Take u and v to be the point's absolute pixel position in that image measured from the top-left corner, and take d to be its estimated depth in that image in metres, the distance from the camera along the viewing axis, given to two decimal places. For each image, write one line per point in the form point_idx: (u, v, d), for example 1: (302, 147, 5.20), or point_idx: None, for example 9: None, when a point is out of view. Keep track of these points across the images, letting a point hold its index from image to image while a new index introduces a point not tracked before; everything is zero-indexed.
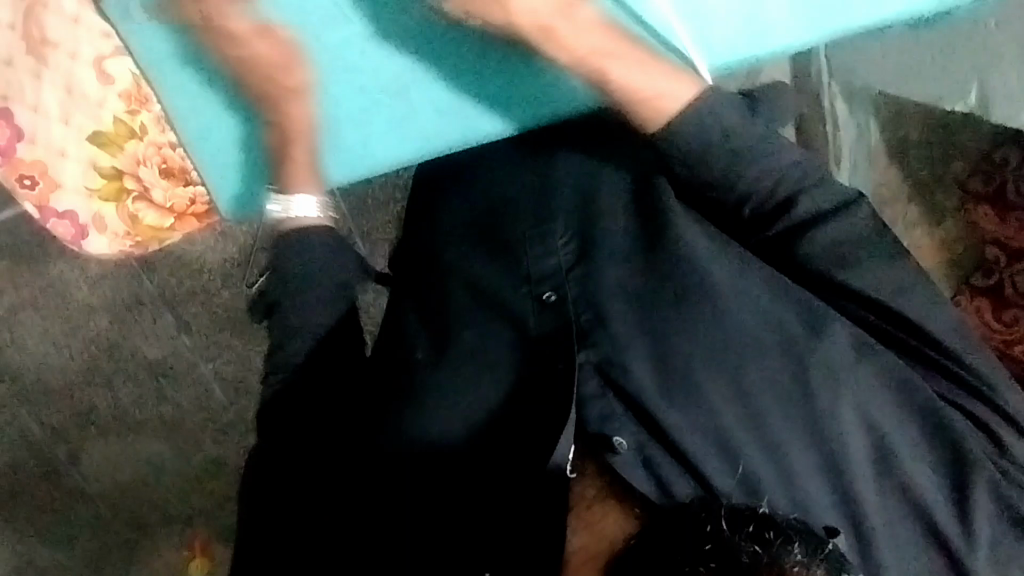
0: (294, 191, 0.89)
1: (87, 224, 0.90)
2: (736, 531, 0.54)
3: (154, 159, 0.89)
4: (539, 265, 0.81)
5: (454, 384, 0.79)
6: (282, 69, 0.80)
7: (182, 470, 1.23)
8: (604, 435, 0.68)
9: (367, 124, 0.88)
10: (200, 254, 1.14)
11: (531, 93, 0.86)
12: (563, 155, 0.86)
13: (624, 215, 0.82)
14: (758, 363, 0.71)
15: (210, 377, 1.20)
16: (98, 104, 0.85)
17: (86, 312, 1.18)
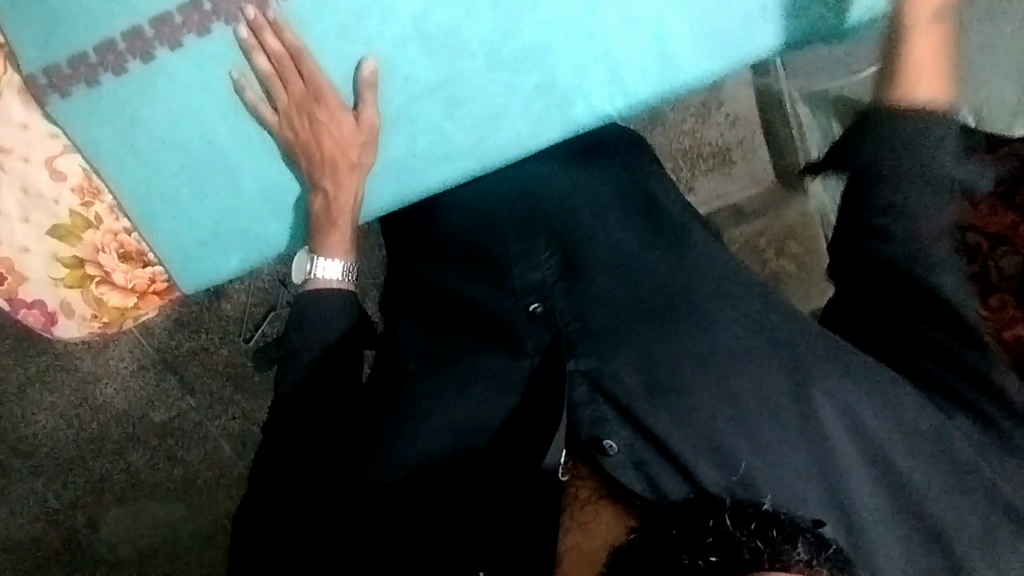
0: (322, 254, 0.75)
1: (55, 311, 0.74)
2: (737, 528, 0.54)
3: (112, 246, 0.74)
4: (524, 277, 0.73)
5: (448, 396, 0.73)
6: (332, 112, 0.67)
7: (196, 528, 1.18)
8: (597, 439, 0.65)
9: (427, 146, 0.71)
10: (198, 313, 1.13)
11: (615, 79, 0.69)
12: (534, 168, 0.78)
13: (613, 226, 0.74)
14: (747, 365, 0.67)
15: (217, 434, 1.17)
16: (47, 194, 0.70)
17: (90, 381, 1.14)
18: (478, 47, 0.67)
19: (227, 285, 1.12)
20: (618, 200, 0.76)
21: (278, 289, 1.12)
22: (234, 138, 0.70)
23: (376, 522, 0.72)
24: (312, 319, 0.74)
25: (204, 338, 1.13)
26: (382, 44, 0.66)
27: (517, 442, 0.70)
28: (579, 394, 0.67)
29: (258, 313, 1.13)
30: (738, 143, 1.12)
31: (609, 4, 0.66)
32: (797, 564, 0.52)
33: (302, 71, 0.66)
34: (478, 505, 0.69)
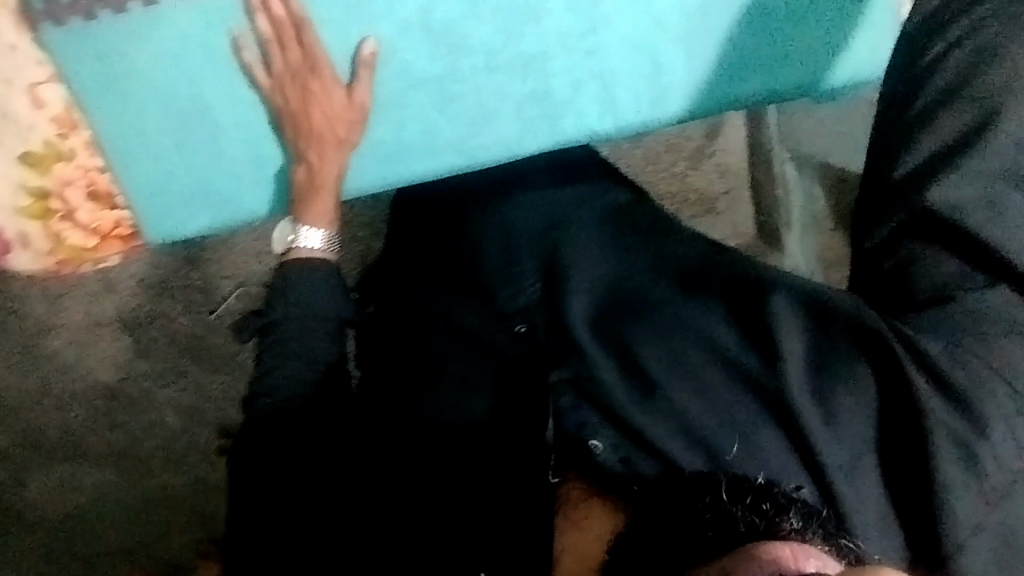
0: (304, 223, 0.77)
1: (9, 240, 0.73)
2: (734, 502, 0.57)
3: (81, 182, 0.73)
4: (511, 301, 0.73)
5: (433, 404, 0.71)
6: (324, 84, 0.67)
7: (126, 498, 1.13)
8: (581, 436, 0.65)
9: (417, 134, 0.72)
10: (163, 276, 1.11)
11: (607, 98, 0.71)
12: (520, 195, 0.82)
13: (595, 246, 0.75)
14: (726, 374, 0.63)
15: (165, 404, 1.13)
16: (23, 119, 0.69)
17: (44, 330, 1.13)
18: (478, 46, 0.68)
19: (203, 253, 1.11)
20: (599, 225, 0.78)
21: (251, 265, 1.11)
22: (224, 97, 0.70)
23: (370, 516, 0.68)
24: (301, 291, 0.76)
25: (169, 303, 1.12)
26: (384, 27, 0.67)
27: (493, 453, 0.67)
28: (563, 403, 0.66)
29: (226, 286, 1.12)
30: (725, 193, 1.14)
31: (609, 25, 0.68)
32: (792, 534, 0.53)
33: (301, 40, 0.66)
34: (453, 511, 0.65)
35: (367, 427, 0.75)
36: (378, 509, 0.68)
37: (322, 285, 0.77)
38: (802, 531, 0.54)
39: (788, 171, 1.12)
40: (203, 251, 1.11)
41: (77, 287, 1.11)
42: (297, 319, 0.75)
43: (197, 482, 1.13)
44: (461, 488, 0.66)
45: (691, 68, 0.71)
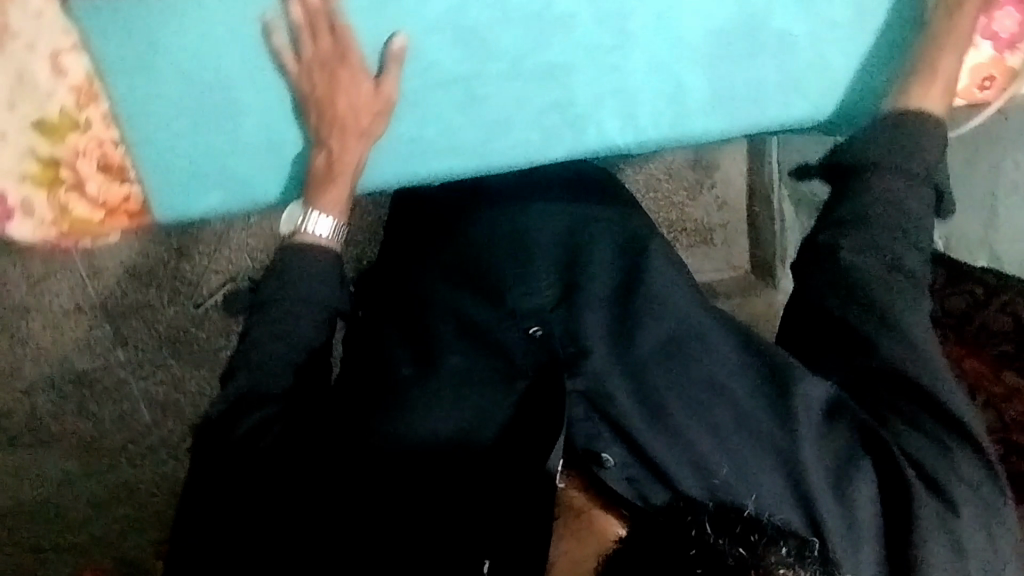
0: (313, 207, 0.73)
1: (12, 206, 0.72)
2: (721, 535, 0.55)
3: (94, 153, 0.72)
4: (523, 300, 0.74)
5: (442, 398, 0.69)
6: (352, 74, 0.67)
7: (88, 490, 1.14)
8: (593, 452, 0.64)
9: (437, 135, 0.72)
10: (150, 266, 1.09)
11: (631, 112, 0.71)
12: (537, 208, 0.84)
13: (607, 271, 0.77)
14: (730, 405, 0.65)
15: (138, 396, 1.12)
16: (41, 86, 0.69)
17: (22, 314, 1.08)
18: (502, 54, 0.69)
19: (191, 245, 1.08)
20: (612, 237, 0.81)
21: (242, 260, 1.10)
22: (246, 81, 0.69)
23: (343, 526, 0.65)
24: (297, 276, 0.71)
25: (154, 294, 1.10)
26: (418, 25, 0.68)
27: (495, 453, 0.66)
28: (575, 413, 0.66)
29: (215, 281, 1.11)
30: (721, 226, 1.17)
31: (637, 42, 0.69)
32: (779, 566, 0.52)
33: (334, 28, 0.66)
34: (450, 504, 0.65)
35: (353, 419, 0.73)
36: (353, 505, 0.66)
37: (321, 276, 0.72)
38: (789, 568, 0.52)
39: (785, 208, 1.15)
40: (194, 244, 1.09)
41: (68, 268, 1.07)
42: (292, 306, 0.70)
43: (162, 478, 1.15)
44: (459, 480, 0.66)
45: (717, 89, 0.71)
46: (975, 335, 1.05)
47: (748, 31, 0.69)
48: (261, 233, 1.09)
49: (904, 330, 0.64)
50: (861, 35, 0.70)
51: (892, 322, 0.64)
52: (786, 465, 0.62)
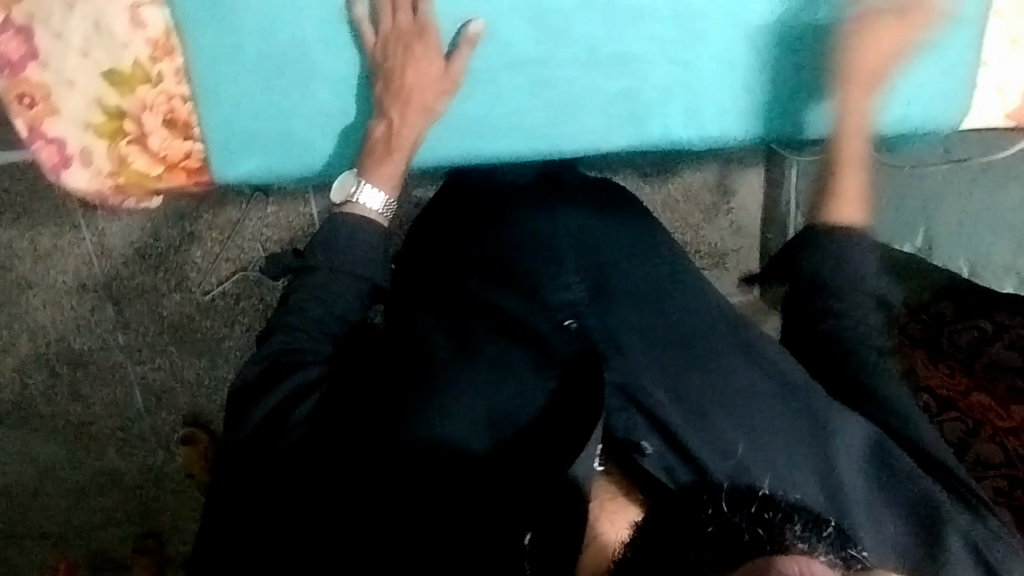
0: (367, 180, 0.74)
1: (73, 155, 0.73)
2: (736, 512, 0.51)
3: (161, 107, 0.72)
4: (557, 295, 0.70)
5: (475, 382, 0.64)
6: (426, 49, 0.68)
7: (70, 477, 1.23)
8: (633, 439, 0.60)
9: (501, 118, 0.74)
10: (162, 249, 1.15)
11: (695, 105, 0.73)
12: (562, 212, 0.81)
13: (642, 269, 0.76)
14: (768, 410, 0.65)
15: (134, 381, 1.19)
16: (117, 35, 0.69)
17: (24, 287, 1.16)
18: (574, 42, 0.71)
19: (203, 230, 1.15)
20: (641, 249, 0.79)
21: (252, 250, 1.15)
22: (319, 44, 0.70)
23: (352, 518, 0.61)
24: (343, 243, 0.73)
25: (160, 277, 1.15)
26: (495, 10, 0.69)
27: (525, 449, 0.61)
28: (611, 404, 0.62)
29: (226, 267, 1.15)
30: (735, 250, 1.16)
31: (706, 40, 0.71)
32: (797, 545, 0.48)
33: (416, 3, 0.67)
34: (468, 498, 0.59)
35: (378, 402, 0.66)
36: (367, 491, 0.61)
37: (365, 247, 0.74)
38: (807, 544, 0.49)
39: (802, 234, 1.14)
40: (207, 229, 1.15)
41: (77, 245, 1.15)
42: (333, 274, 0.72)
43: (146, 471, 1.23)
44: (485, 476, 0.60)
45: (781, 90, 0.73)
46: (982, 370, 1.12)
47: (811, 37, 0.70)
48: (277, 224, 1.15)
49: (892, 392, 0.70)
50: (926, 44, 0.70)
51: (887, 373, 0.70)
52: (825, 478, 0.63)
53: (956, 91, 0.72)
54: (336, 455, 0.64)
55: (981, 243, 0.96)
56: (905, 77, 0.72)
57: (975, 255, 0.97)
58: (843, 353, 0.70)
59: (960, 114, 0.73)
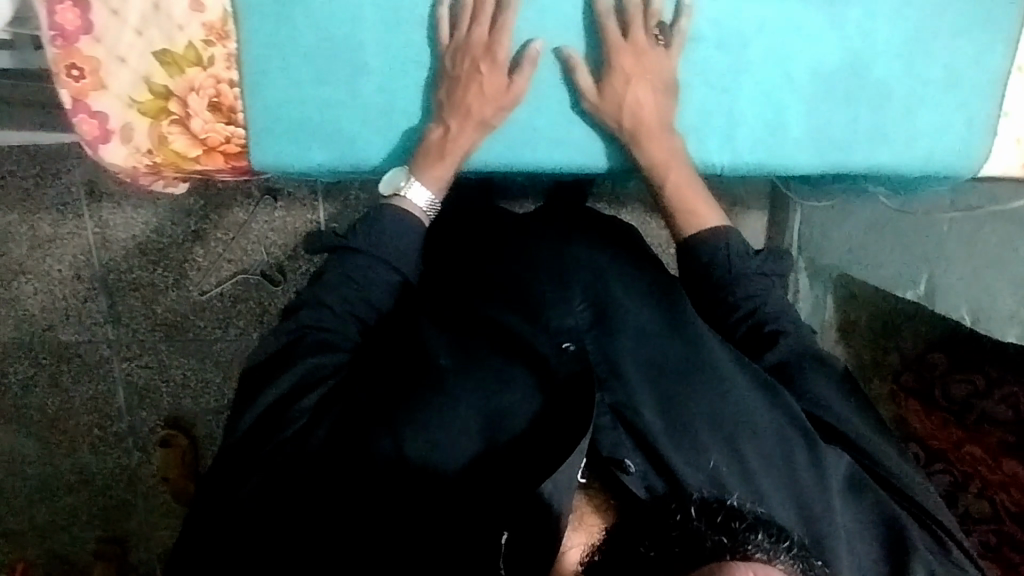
0: (419, 176, 0.73)
1: (114, 130, 0.73)
2: (702, 521, 0.49)
3: (208, 90, 0.73)
4: (556, 321, 0.66)
5: (479, 399, 0.61)
6: (490, 62, 0.70)
7: (42, 473, 1.32)
8: (617, 456, 0.57)
9: (534, 133, 0.74)
10: (163, 245, 1.23)
11: (729, 131, 0.75)
12: (576, 246, 0.74)
13: (640, 296, 0.69)
14: (757, 444, 0.60)
15: (118, 377, 1.28)
16: (175, 17, 0.71)
17: (20, 273, 1.25)
18: (627, 55, 0.70)
19: (209, 230, 1.22)
20: (639, 281, 0.72)
21: (256, 254, 1.22)
22: (380, 46, 0.72)
23: (342, 527, 0.58)
24: (388, 234, 0.71)
25: (158, 273, 1.23)
26: (559, 34, 0.71)
27: (518, 457, 0.59)
28: (600, 421, 0.59)
29: (226, 269, 1.23)
30: None
31: (747, 72, 0.73)
32: (756, 553, 0.45)
33: (495, 21, 0.70)
34: (468, 505, 0.58)
35: (380, 397, 0.63)
36: (373, 486, 0.59)
37: (408, 243, 0.72)
38: (768, 554, 0.45)
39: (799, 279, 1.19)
40: (213, 230, 1.22)
41: (78, 234, 1.23)
42: (373, 260, 0.70)
43: (115, 471, 1.31)
44: (487, 481, 0.58)
45: (818, 127, 0.74)
46: (974, 422, 1.08)
47: (849, 78, 0.72)
48: (283, 229, 1.21)
49: (891, 458, 0.68)
50: (952, 91, 0.73)
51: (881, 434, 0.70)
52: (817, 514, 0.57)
53: (977, 139, 0.74)
54: (341, 453, 0.61)
55: (983, 294, 0.92)
56: (931, 121, 0.74)
57: (978, 304, 0.93)
58: (834, 402, 0.69)
59: (979, 160, 0.75)
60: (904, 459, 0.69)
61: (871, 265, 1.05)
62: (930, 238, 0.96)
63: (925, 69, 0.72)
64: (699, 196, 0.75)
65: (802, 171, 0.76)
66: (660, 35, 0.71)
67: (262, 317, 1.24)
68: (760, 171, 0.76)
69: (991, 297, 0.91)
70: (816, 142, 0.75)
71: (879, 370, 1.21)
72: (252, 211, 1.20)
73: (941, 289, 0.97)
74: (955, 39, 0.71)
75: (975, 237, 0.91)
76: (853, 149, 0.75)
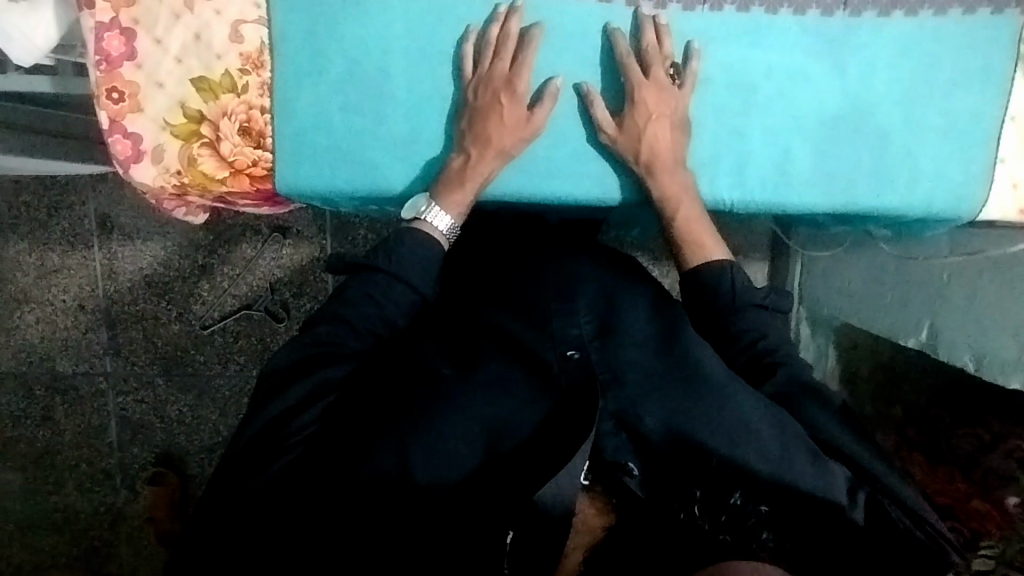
0: (442, 201, 0.75)
1: (145, 151, 0.76)
2: (712, 521, 0.54)
3: (240, 116, 0.77)
4: (561, 330, 0.66)
5: (480, 408, 0.61)
6: (512, 96, 0.73)
7: (26, 509, 1.29)
8: (620, 460, 0.59)
9: (550, 164, 0.77)
10: (170, 277, 1.23)
11: (738, 169, 0.78)
12: (580, 267, 0.74)
13: (646, 315, 0.70)
14: (756, 452, 0.60)
15: (112, 411, 1.27)
16: (215, 48, 0.75)
17: (23, 303, 1.26)
18: (641, 92, 0.73)
19: (217, 264, 1.22)
20: (649, 305, 0.71)
21: (261, 288, 1.22)
22: (406, 79, 0.75)
23: (333, 534, 0.58)
24: (407, 253, 0.72)
25: (162, 306, 1.23)
26: (575, 73, 0.75)
27: (514, 465, 0.59)
28: (602, 427, 0.61)
29: (230, 304, 1.23)
30: None
31: (755, 114, 0.76)
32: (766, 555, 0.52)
33: (516, 58, 0.74)
34: (466, 515, 0.57)
35: (383, 410, 0.63)
36: (368, 497, 0.59)
37: (425, 264, 0.73)
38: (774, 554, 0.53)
39: (802, 327, 1.21)
40: (220, 265, 1.22)
41: (87, 265, 1.24)
42: (390, 279, 0.71)
43: (99, 509, 1.28)
44: (487, 494, 0.58)
45: (825, 166, 0.77)
46: (981, 477, 1.05)
47: (852, 122, 0.76)
48: (290, 267, 1.21)
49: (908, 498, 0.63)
50: (951, 134, 0.76)
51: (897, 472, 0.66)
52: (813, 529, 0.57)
53: (975, 183, 0.77)
54: (339, 462, 0.61)
55: (988, 338, 0.92)
56: (932, 164, 0.77)
57: (981, 349, 0.93)
58: (845, 436, 0.67)
59: (979, 203, 0.77)
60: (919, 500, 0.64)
61: (873, 312, 1.06)
62: (929, 284, 0.97)
63: (925, 112, 0.76)
64: (706, 231, 0.77)
65: (811, 208, 0.79)
66: (674, 74, 0.75)
67: (263, 352, 1.24)
68: (770, 209, 0.79)
69: (998, 342, 0.91)
70: (824, 181, 0.78)
71: (881, 421, 1.20)
72: (260, 247, 1.21)
73: (946, 335, 0.97)
74: (952, 90, 0.75)
75: (977, 283, 0.92)
76: (859, 188, 0.77)
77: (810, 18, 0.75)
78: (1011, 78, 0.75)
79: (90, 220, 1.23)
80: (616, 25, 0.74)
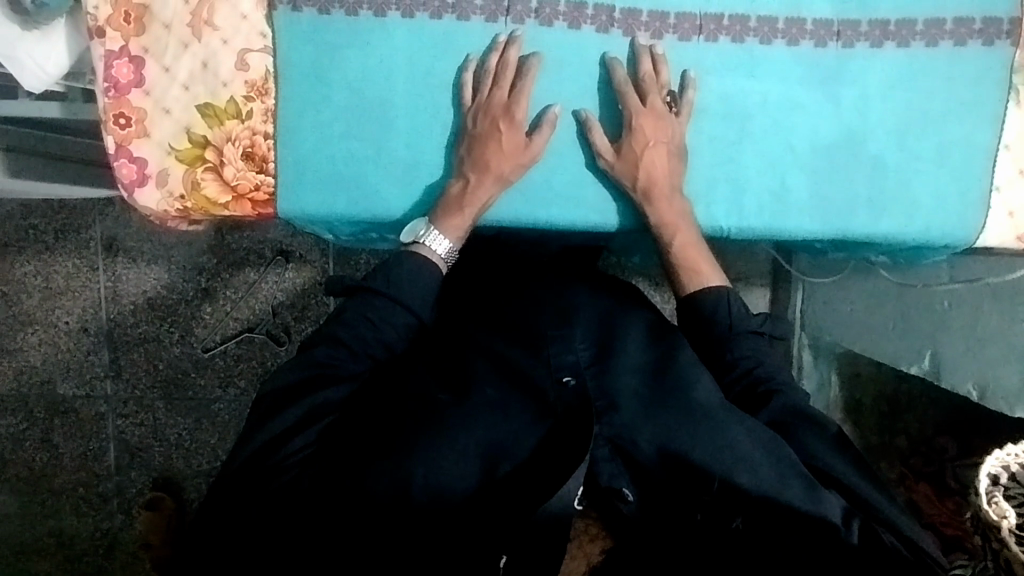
0: (441, 225, 0.75)
1: (149, 175, 0.77)
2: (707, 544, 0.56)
3: (243, 141, 0.78)
4: (556, 355, 0.66)
5: (475, 433, 0.61)
6: (511, 122, 0.75)
7: (24, 534, 1.28)
8: (615, 487, 0.58)
9: (548, 190, 0.78)
10: (172, 299, 1.24)
11: (734, 196, 0.78)
12: (578, 293, 0.75)
13: (642, 341, 0.70)
14: (752, 478, 0.60)
15: (110, 434, 1.26)
16: (221, 75, 0.76)
17: (26, 325, 1.27)
18: (638, 119, 0.74)
19: (219, 288, 1.23)
20: (646, 330, 0.71)
21: (262, 310, 1.22)
22: (406, 107, 0.77)
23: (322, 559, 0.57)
24: (405, 277, 0.73)
25: (164, 329, 1.24)
26: (573, 102, 0.77)
27: (511, 491, 0.58)
28: (598, 454, 0.60)
29: (231, 327, 1.23)
30: None
31: (751, 141, 0.77)
32: None
33: (515, 86, 0.75)
34: (460, 539, 0.57)
35: (380, 431, 0.63)
36: (361, 520, 0.58)
37: (424, 288, 0.74)
38: None
39: (804, 357, 1.18)
40: (222, 288, 1.23)
41: (90, 288, 1.25)
42: (389, 303, 0.71)
43: (97, 535, 1.27)
44: (480, 519, 0.57)
45: (822, 191, 0.78)
46: None
47: (846, 148, 0.77)
48: (292, 291, 1.21)
49: (905, 525, 0.63)
50: (945, 160, 0.77)
51: (891, 499, 0.66)
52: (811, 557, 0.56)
53: (971, 209, 0.77)
54: (332, 484, 0.60)
55: (990, 367, 0.93)
56: (929, 190, 0.77)
57: (984, 379, 0.93)
58: (841, 464, 0.66)
59: (976, 229, 0.78)
60: (915, 527, 0.64)
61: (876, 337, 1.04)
62: (933, 313, 0.97)
63: (919, 139, 0.77)
64: (703, 258, 0.78)
65: (809, 233, 0.79)
66: (671, 103, 0.76)
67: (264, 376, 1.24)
68: (767, 233, 0.79)
69: (1001, 372, 0.92)
70: (820, 205, 0.78)
71: (886, 451, 1.18)
72: (262, 271, 1.21)
73: (948, 363, 0.96)
74: (945, 118, 0.76)
75: (977, 311, 0.93)
76: (856, 211, 0.78)
77: (804, 49, 0.76)
78: (1004, 108, 0.76)
79: (95, 243, 1.24)
80: (613, 55, 0.76)
